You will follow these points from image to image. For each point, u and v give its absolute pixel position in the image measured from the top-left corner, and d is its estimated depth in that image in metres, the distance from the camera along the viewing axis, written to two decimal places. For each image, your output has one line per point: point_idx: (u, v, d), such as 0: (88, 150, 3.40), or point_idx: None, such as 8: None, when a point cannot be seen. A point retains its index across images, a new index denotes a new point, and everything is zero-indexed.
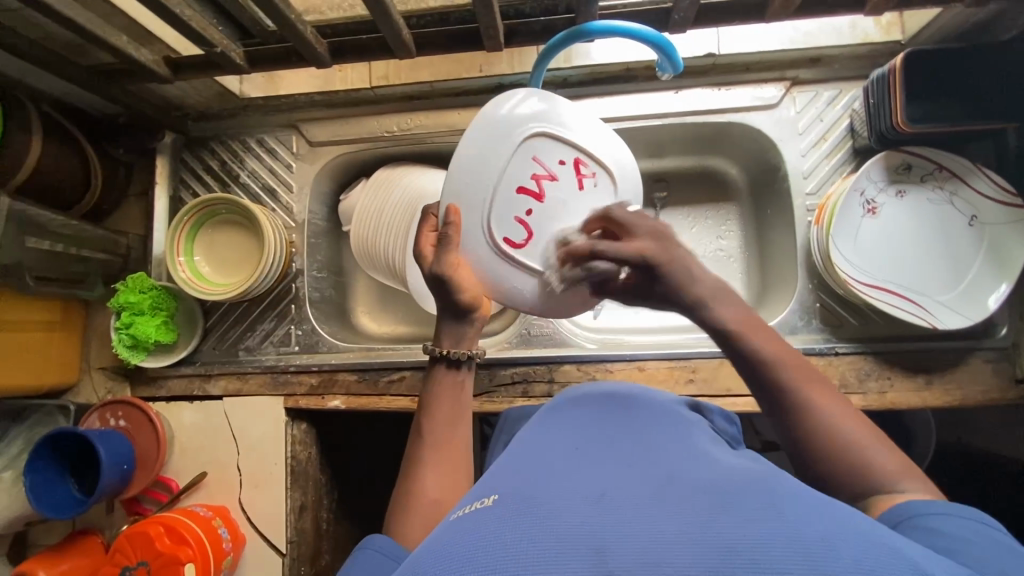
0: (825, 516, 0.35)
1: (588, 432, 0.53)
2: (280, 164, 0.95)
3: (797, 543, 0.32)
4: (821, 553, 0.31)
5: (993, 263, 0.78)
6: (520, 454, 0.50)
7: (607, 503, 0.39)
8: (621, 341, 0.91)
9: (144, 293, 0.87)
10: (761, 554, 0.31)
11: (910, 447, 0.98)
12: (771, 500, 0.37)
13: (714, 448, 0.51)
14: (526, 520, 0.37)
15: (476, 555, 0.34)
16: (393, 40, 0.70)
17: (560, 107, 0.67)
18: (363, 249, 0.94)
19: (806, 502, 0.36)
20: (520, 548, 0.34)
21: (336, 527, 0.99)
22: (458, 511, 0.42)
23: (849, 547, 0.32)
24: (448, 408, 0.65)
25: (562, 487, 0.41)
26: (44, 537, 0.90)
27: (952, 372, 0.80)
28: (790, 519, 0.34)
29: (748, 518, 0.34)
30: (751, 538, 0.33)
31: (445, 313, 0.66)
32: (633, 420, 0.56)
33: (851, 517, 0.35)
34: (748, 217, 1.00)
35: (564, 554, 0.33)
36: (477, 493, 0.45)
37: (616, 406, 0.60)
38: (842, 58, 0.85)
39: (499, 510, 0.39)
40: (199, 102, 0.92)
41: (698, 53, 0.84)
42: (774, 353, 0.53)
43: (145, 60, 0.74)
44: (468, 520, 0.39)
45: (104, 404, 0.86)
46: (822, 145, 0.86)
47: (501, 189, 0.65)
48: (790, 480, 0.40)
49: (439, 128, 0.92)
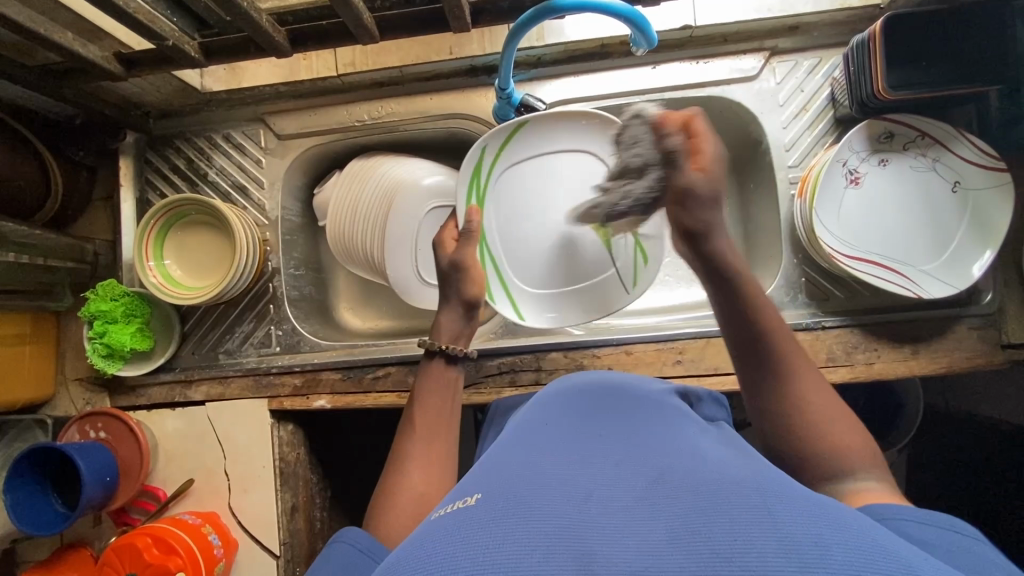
0: (811, 513, 0.34)
1: (573, 427, 0.52)
2: (249, 160, 0.92)
3: (783, 543, 0.31)
4: (809, 552, 0.30)
5: (977, 230, 0.77)
6: (504, 450, 0.49)
7: (589, 505, 0.38)
8: (607, 325, 0.90)
9: (116, 301, 0.84)
10: (746, 549, 0.31)
11: (899, 415, 0.98)
12: (758, 497, 0.36)
13: (700, 444, 0.50)
14: (510, 520, 0.36)
15: (456, 555, 0.33)
16: (354, 25, 0.66)
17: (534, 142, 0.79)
18: (340, 245, 0.91)
19: (793, 499, 0.35)
20: (502, 548, 0.33)
21: (330, 525, 0.98)
22: (439, 511, 0.41)
23: (842, 547, 0.31)
24: (438, 401, 0.68)
25: (546, 484, 0.40)
26: (31, 554, 0.89)
27: (938, 340, 0.79)
28: (777, 518, 0.33)
29: (735, 516, 0.34)
30: (740, 539, 0.32)
31: (454, 308, 0.73)
32: (617, 417, 0.55)
33: (842, 514, 0.35)
34: (731, 193, 0.98)
35: (548, 560, 0.32)
36: (458, 492, 0.43)
37: (602, 401, 0.59)
38: (821, 25, 0.82)
39: (483, 510, 0.37)
40: (159, 98, 0.88)
41: (674, 26, 0.81)
42: (770, 317, 0.59)
43: (95, 57, 0.70)
44: (448, 522, 0.37)
45: (83, 416, 0.84)
46: (803, 115, 0.84)
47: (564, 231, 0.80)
48: (778, 480, 0.39)
49: (412, 115, 0.89)
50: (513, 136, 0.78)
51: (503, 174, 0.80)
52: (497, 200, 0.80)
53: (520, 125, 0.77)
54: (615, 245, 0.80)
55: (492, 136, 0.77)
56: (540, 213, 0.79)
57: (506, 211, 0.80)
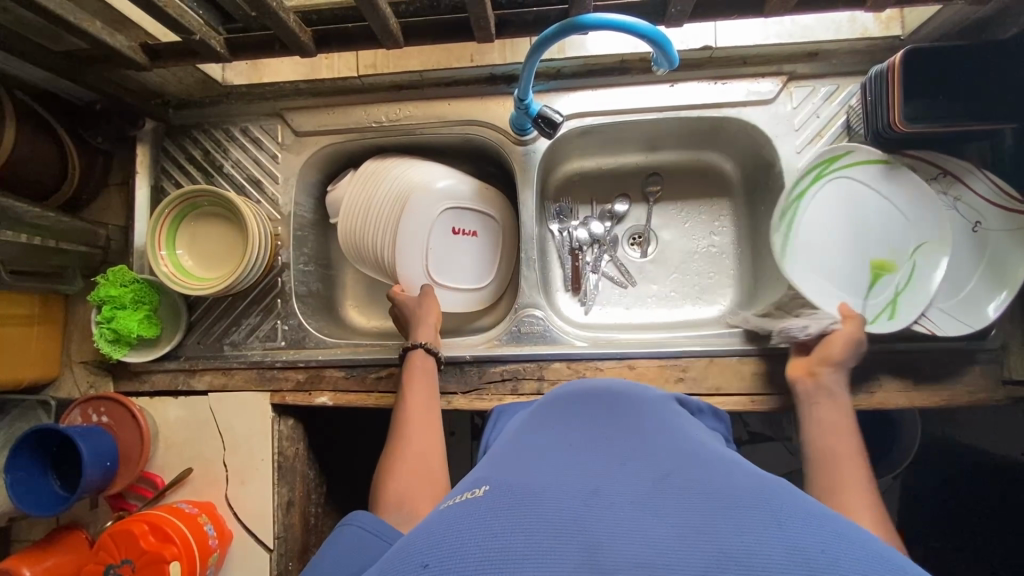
0: (824, 524, 0.34)
1: (581, 426, 0.53)
2: (265, 155, 0.92)
3: (794, 554, 0.31)
4: (818, 562, 0.30)
5: (993, 271, 0.77)
6: (515, 446, 0.50)
7: (597, 499, 0.38)
8: (611, 338, 0.90)
9: (125, 287, 0.84)
10: (758, 558, 0.30)
11: (895, 443, 0.99)
12: (766, 501, 0.36)
13: (702, 445, 0.50)
14: (516, 512, 0.36)
15: (466, 544, 0.34)
16: (379, 29, 0.67)
17: (912, 182, 0.80)
18: (352, 245, 0.91)
19: (802, 512, 0.35)
20: (511, 537, 0.34)
21: (324, 520, 0.98)
22: (448, 501, 0.42)
23: (850, 558, 0.30)
24: (424, 385, 0.75)
25: (555, 480, 0.40)
26: (27, 533, 0.90)
27: (941, 373, 0.79)
28: (784, 527, 0.33)
29: (741, 520, 0.34)
30: (747, 544, 0.32)
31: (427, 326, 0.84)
32: (626, 416, 0.55)
33: (844, 526, 0.34)
34: (742, 213, 0.99)
35: (555, 551, 0.32)
36: (468, 484, 0.44)
37: (613, 402, 0.59)
38: (841, 53, 0.83)
39: (488, 502, 0.38)
40: (180, 89, 0.89)
41: (694, 46, 0.82)
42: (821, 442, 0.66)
43: (121, 47, 0.70)
44: (457, 510, 0.38)
45: (87, 399, 0.84)
46: (818, 141, 0.85)
47: (853, 270, 0.82)
48: (784, 487, 0.39)
49: (428, 119, 0.90)
50: (833, 163, 0.82)
51: (817, 200, 0.83)
52: (808, 222, 0.83)
53: (848, 152, 0.81)
54: (873, 288, 0.81)
55: (868, 152, 0.81)
56: (855, 248, 0.82)
57: (828, 240, 0.83)
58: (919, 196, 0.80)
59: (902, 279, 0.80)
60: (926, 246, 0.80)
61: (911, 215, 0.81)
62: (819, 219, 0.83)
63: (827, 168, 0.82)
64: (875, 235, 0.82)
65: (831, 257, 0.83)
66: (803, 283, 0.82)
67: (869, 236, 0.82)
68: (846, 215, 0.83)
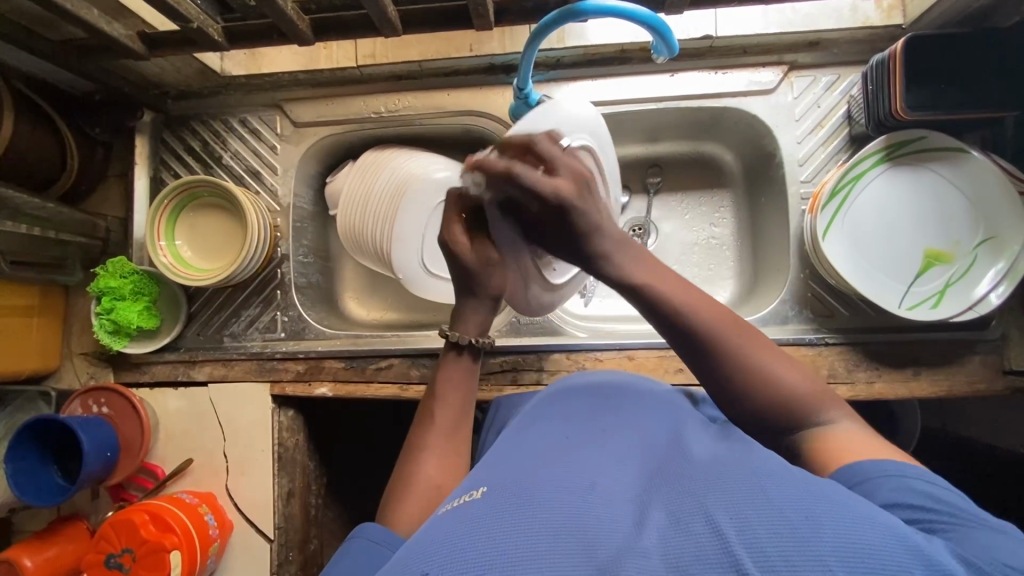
0: (814, 490, 0.34)
1: (579, 424, 0.53)
2: (264, 146, 0.92)
3: (785, 525, 0.31)
4: (808, 531, 0.30)
5: (994, 258, 0.76)
6: (512, 446, 0.50)
7: (594, 498, 0.38)
8: (612, 329, 0.90)
9: (124, 278, 0.85)
10: (751, 533, 0.31)
11: (895, 435, 0.98)
12: (757, 477, 0.36)
13: (700, 435, 0.50)
14: (514, 513, 0.36)
15: (463, 544, 0.33)
16: (378, 18, 0.67)
17: (983, 178, 0.77)
18: (350, 234, 0.90)
19: (791, 480, 0.36)
20: (509, 538, 0.33)
21: (324, 512, 0.99)
22: (446, 506, 0.41)
23: (841, 526, 0.31)
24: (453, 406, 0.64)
25: (552, 477, 0.40)
26: (29, 524, 0.90)
27: (942, 363, 0.79)
28: (774, 498, 0.33)
29: (733, 498, 0.34)
30: (739, 520, 0.32)
31: (482, 304, 0.68)
32: (623, 411, 0.55)
33: (833, 490, 0.34)
34: (742, 205, 0.98)
35: (553, 550, 0.32)
36: (465, 487, 0.44)
37: (607, 398, 0.59)
38: (842, 42, 0.83)
39: (485, 503, 0.37)
40: (178, 79, 0.89)
41: (695, 35, 0.82)
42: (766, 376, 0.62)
43: (119, 35, 0.70)
44: (455, 514, 0.38)
45: (87, 390, 0.84)
46: (819, 131, 0.85)
47: (899, 259, 0.80)
48: (777, 463, 0.39)
49: (427, 110, 0.89)
50: (901, 147, 0.79)
51: (874, 184, 0.81)
52: (861, 202, 0.81)
53: (921, 138, 0.78)
54: (919, 279, 0.79)
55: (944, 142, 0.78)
56: (903, 236, 0.80)
57: (876, 224, 0.81)
58: (985, 183, 0.76)
59: (958, 270, 0.78)
60: (985, 245, 0.77)
61: (976, 214, 0.78)
62: (871, 200, 0.81)
63: (894, 151, 0.79)
64: (930, 228, 0.80)
65: (880, 242, 0.81)
66: (843, 259, 0.80)
67: (919, 224, 0.80)
68: (901, 202, 0.81)
